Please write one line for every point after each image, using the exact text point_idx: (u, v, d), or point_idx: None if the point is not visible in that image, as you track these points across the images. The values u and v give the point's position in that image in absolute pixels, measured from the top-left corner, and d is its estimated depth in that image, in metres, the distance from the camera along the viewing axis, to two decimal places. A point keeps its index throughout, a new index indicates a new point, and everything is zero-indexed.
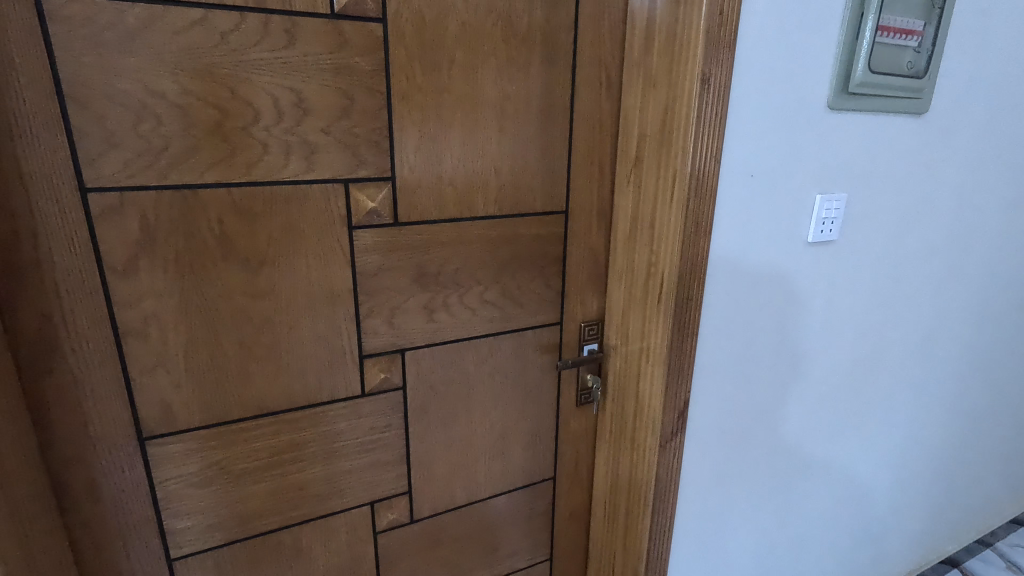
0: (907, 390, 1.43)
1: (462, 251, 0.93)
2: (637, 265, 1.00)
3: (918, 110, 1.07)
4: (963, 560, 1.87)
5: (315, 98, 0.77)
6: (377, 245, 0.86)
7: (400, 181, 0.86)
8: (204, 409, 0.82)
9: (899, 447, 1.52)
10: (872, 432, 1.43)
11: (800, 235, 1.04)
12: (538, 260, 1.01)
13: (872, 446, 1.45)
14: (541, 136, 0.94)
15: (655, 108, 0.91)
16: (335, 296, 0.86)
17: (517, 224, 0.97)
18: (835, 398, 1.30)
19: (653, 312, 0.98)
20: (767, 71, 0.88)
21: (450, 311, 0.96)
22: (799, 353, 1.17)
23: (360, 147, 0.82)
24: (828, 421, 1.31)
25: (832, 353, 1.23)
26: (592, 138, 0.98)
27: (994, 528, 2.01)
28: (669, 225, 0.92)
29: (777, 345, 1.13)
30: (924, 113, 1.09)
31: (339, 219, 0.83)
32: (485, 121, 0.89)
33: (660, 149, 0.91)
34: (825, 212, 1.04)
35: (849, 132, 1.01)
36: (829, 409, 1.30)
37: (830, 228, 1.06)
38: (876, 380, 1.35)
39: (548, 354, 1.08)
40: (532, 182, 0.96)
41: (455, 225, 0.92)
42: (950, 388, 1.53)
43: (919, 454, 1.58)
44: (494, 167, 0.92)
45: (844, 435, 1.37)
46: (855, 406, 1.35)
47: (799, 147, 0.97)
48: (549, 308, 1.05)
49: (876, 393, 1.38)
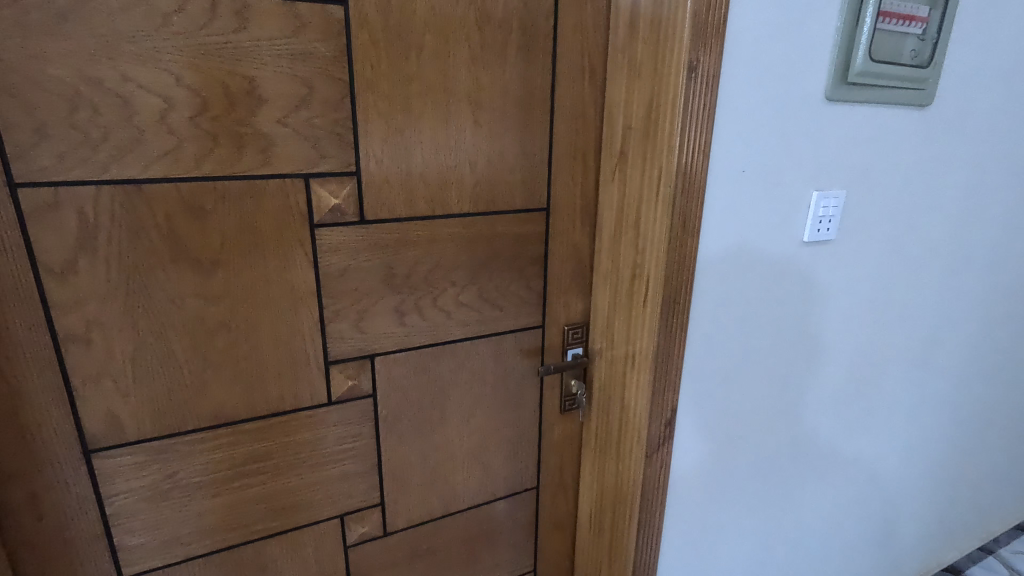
0: (907, 395, 1.38)
1: (435, 250, 0.88)
2: (622, 266, 0.94)
3: (922, 102, 1.01)
4: (964, 568, 1.82)
5: (270, 86, 0.71)
6: (342, 244, 0.81)
7: (366, 176, 0.80)
8: (155, 419, 0.77)
9: (898, 453, 1.47)
10: (870, 438, 1.38)
11: (795, 234, 0.98)
12: (517, 260, 0.95)
13: (870, 452, 1.40)
14: (519, 128, 0.89)
15: (640, 98, 0.85)
16: (297, 298, 0.80)
17: (494, 222, 0.91)
18: (832, 404, 1.24)
19: (639, 315, 0.93)
20: (760, 59, 0.83)
21: (423, 314, 0.90)
22: (795, 357, 1.12)
23: (322, 139, 0.76)
24: (825, 427, 1.26)
25: (829, 357, 1.17)
26: (574, 131, 0.93)
27: (998, 534, 1.95)
28: (656, 223, 0.86)
29: (771, 349, 1.07)
30: (928, 105, 1.03)
31: (300, 216, 0.77)
32: (458, 112, 0.84)
33: (645, 142, 0.85)
34: (823, 209, 0.98)
35: (848, 125, 0.95)
36: (826, 415, 1.24)
37: (828, 226, 1.00)
38: (875, 385, 1.30)
39: (529, 359, 1.03)
40: (510, 178, 0.90)
41: (427, 223, 0.86)
42: (952, 392, 1.48)
43: (920, 461, 1.52)
44: (469, 162, 0.87)
45: (842, 441, 1.32)
46: (853, 411, 1.30)
47: (794, 141, 0.91)
48: (530, 310, 1.00)
49: (876, 398, 1.32)
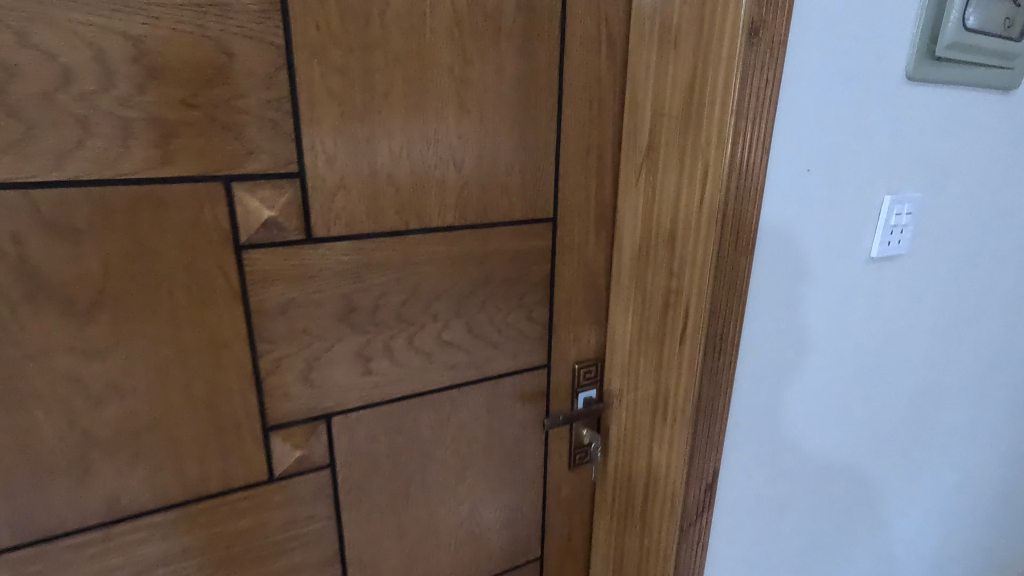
0: (977, 433, 1.16)
1: (409, 276, 0.67)
2: (649, 290, 0.74)
3: (1008, 85, 0.83)
4: None
5: (167, 51, 0.50)
6: (281, 271, 0.60)
7: (313, 178, 0.59)
8: (16, 521, 0.55)
9: (970, 504, 1.23)
10: (937, 487, 1.15)
11: (862, 248, 0.79)
12: (516, 284, 0.75)
13: (937, 503, 1.17)
14: (518, 116, 0.68)
15: (676, 75, 0.65)
16: (220, 345, 0.59)
17: (487, 237, 0.71)
18: (897, 447, 1.04)
19: (672, 355, 0.72)
20: (834, 23, 0.63)
21: (395, 358, 0.69)
22: (858, 393, 0.92)
23: (248, 128, 0.55)
24: (888, 475, 1.05)
25: (893, 391, 0.97)
26: (587, 120, 0.73)
27: None
28: (699, 238, 0.66)
29: (831, 386, 0.87)
30: (1013, 89, 0.85)
31: (220, 235, 0.56)
32: (438, 93, 0.63)
33: (684, 133, 0.65)
34: (895, 217, 0.79)
35: (928, 112, 0.76)
36: (892, 461, 1.04)
37: (900, 238, 0.81)
38: (942, 425, 1.09)
39: (531, 405, 0.83)
40: (507, 180, 0.70)
41: (398, 240, 0.65)
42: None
43: (991, 509, 1.30)
44: (453, 160, 0.66)
45: (908, 489, 1.10)
46: (920, 454, 1.08)
47: (866, 131, 0.71)
48: (532, 346, 0.79)
49: (944, 439, 1.11)
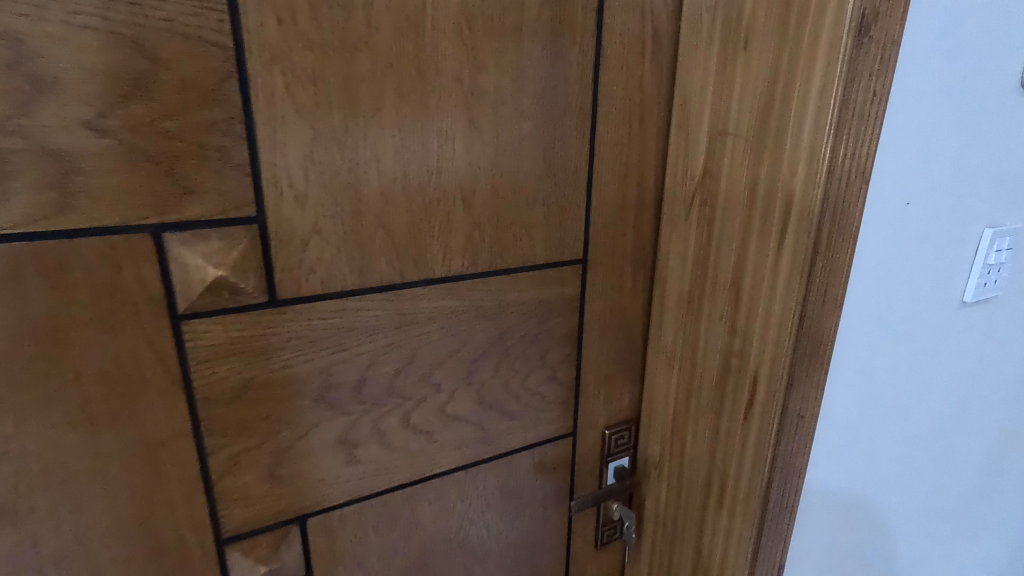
0: None
1: (405, 340, 0.53)
2: (702, 349, 0.60)
3: None
4: None
5: (63, 54, 0.35)
6: (235, 344, 0.45)
7: (278, 223, 0.44)
8: None
9: None
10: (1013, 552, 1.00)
11: (954, 292, 0.65)
12: (537, 341, 0.61)
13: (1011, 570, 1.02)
14: (543, 135, 0.54)
15: (746, 84, 0.51)
16: (153, 445, 0.44)
17: (503, 286, 0.56)
18: (980, 514, 0.88)
19: (732, 430, 0.58)
20: (950, 17, 0.49)
21: (387, 441, 0.55)
22: (945, 458, 0.76)
23: (184, 159, 0.40)
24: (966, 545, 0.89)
25: (980, 451, 0.81)
26: (626, 139, 0.58)
27: None
28: (774, 292, 0.52)
29: (914, 452, 0.72)
30: None
31: (150, 302, 0.41)
32: (443, 108, 0.49)
33: (756, 157, 0.51)
34: (993, 254, 0.65)
35: None
36: (971, 528, 0.88)
37: (996, 278, 0.67)
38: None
39: (553, 480, 0.68)
40: (529, 215, 0.56)
41: (390, 297, 0.51)
42: None
43: None
44: (462, 192, 0.52)
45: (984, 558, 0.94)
46: (1000, 519, 0.92)
47: (972, 152, 0.58)
48: (556, 413, 0.65)
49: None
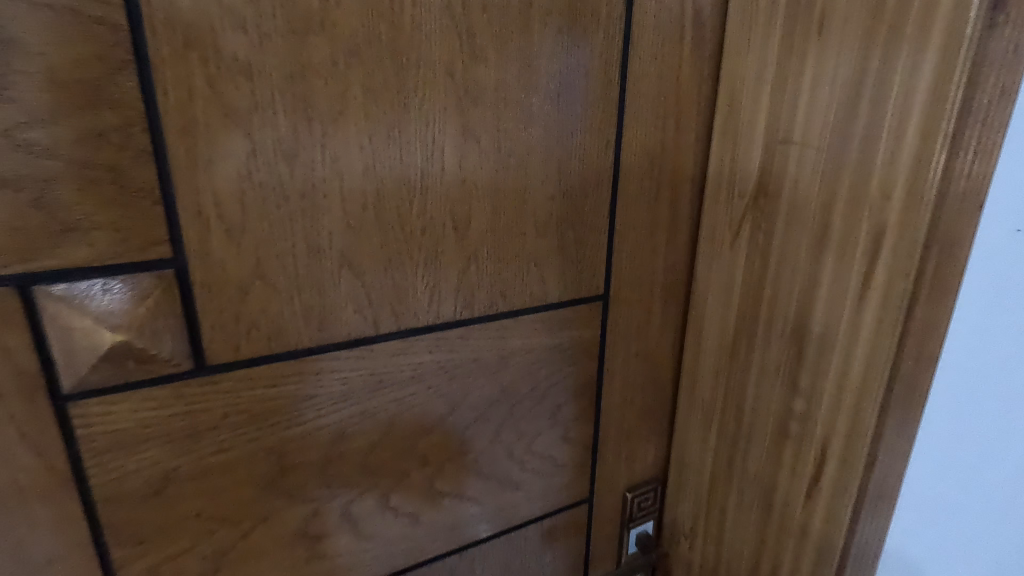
0: None
1: (381, 406, 0.41)
2: (749, 405, 0.49)
3: None
4: None
5: None
6: (149, 428, 0.34)
7: (204, 265, 0.33)
8: None
9: None
10: None
11: None
12: (547, 396, 0.49)
13: None
14: (558, 144, 0.43)
15: (819, 80, 0.40)
16: (37, 563, 0.33)
17: (506, 332, 0.45)
18: None
19: (789, 510, 0.47)
20: None
21: (361, 531, 0.44)
22: None
23: (63, 184, 0.29)
24: None
25: None
26: (659, 147, 0.47)
27: None
28: (850, 347, 0.40)
29: None
30: None
31: (21, 380, 0.30)
32: (431, 112, 0.37)
33: (833, 174, 0.40)
34: None
35: None
36: None
37: None
38: None
39: (566, 554, 0.57)
40: (538, 244, 0.44)
41: (360, 353, 0.39)
42: None
43: None
44: (454, 218, 0.40)
45: None
46: None
47: None
48: (570, 477, 0.54)
49: None
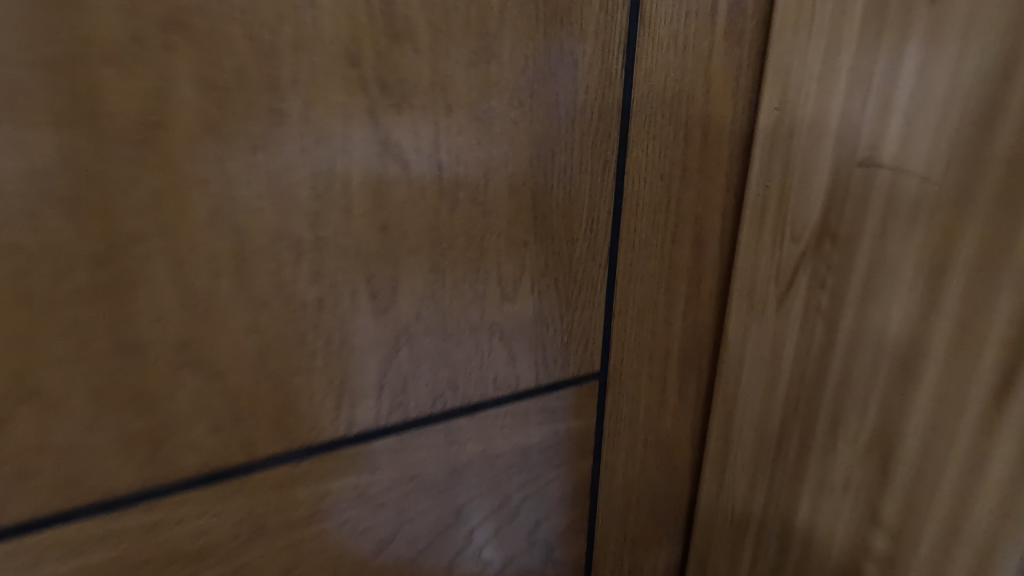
0: None
1: (264, 559, 0.28)
2: (800, 529, 0.35)
3: None
4: None
5: None
6: None
7: None
8: None
9: None
10: None
11: None
12: (518, 512, 0.36)
13: None
14: (534, 168, 0.29)
15: (933, 74, 0.26)
16: None
17: (457, 437, 0.31)
18: None
19: None
20: None
21: None
22: None
23: None
24: None
25: None
26: (678, 170, 0.34)
27: None
28: (973, 481, 0.27)
29: None
30: None
31: None
32: (328, 124, 0.24)
33: (956, 216, 0.26)
34: None
35: None
36: None
37: None
38: None
39: None
40: (504, 312, 0.31)
41: (223, 491, 0.26)
42: None
43: None
44: (371, 284, 0.26)
45: None
46: None
47: None
48: None
49: None
